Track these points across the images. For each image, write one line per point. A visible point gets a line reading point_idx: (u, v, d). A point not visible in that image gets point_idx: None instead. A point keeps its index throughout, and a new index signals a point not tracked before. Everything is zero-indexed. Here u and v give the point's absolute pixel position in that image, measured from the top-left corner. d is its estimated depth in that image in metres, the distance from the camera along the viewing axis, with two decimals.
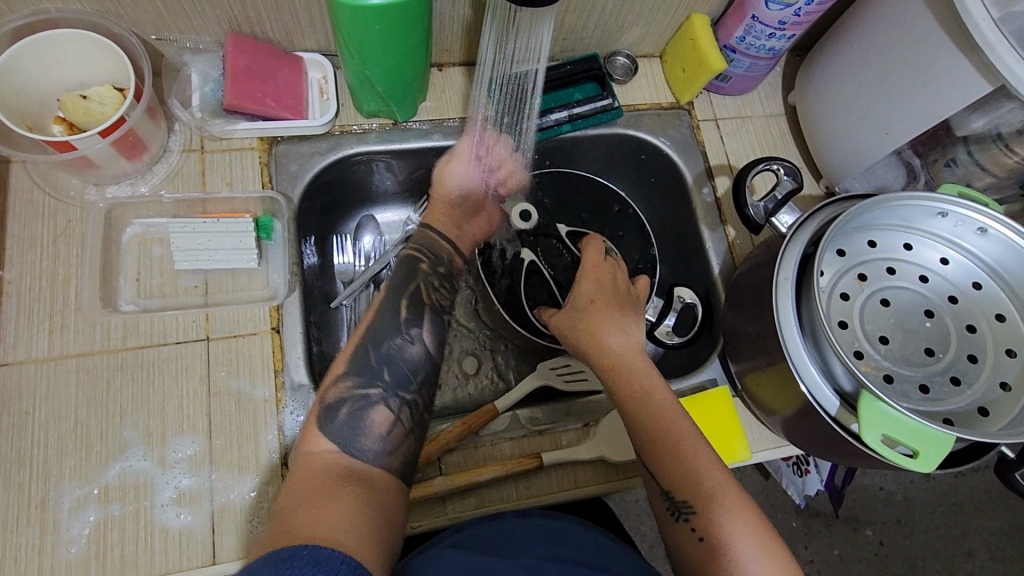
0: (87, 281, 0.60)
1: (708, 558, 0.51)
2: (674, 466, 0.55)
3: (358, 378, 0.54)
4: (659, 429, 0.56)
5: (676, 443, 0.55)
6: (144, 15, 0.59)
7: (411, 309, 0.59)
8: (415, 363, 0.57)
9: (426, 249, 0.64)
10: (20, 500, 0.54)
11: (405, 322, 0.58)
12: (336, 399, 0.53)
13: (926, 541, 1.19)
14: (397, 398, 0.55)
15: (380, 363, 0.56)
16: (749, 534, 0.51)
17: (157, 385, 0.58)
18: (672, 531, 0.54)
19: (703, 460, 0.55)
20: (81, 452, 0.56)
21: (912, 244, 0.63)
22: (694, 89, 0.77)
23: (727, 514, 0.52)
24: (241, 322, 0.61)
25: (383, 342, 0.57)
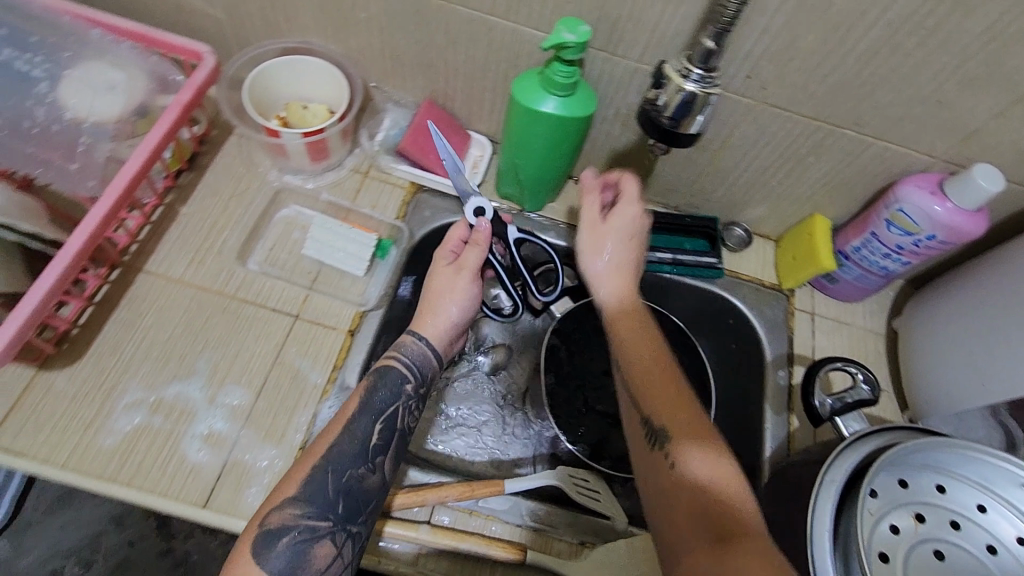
0: (232, 237, 0.72)
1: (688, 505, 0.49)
2: (652, 408, 0.57)
3: (308, 509, 0.54)
4: (637, 349, 0.62)
5: (665, 389, 0.58)
6: (375, 67, 0.76)
7: (381, 437, 0.59)
8: (369, 496, 0.56)
9: (412, 367, 0.63)
10: (97, 380, 0.62)
11: (372, 449, 0.58)
12: (278, 526, 0.53)
13: None
14: (344, 533, 0.55)
15: (334, 497, 0.55)
16: (732, 492, 0.49)
17: (241, 335, 0.67)
18: (669, 491, 0.51)
19: (687, 412, 0.56)
20: (159, 364, 0.64)
21: (986, 508, 0.58)
22: (799, 278, 0.81)
23: (716, 468, 0.51)
24: (329, 314, 0.70)
25: (344, 465, 0.56)
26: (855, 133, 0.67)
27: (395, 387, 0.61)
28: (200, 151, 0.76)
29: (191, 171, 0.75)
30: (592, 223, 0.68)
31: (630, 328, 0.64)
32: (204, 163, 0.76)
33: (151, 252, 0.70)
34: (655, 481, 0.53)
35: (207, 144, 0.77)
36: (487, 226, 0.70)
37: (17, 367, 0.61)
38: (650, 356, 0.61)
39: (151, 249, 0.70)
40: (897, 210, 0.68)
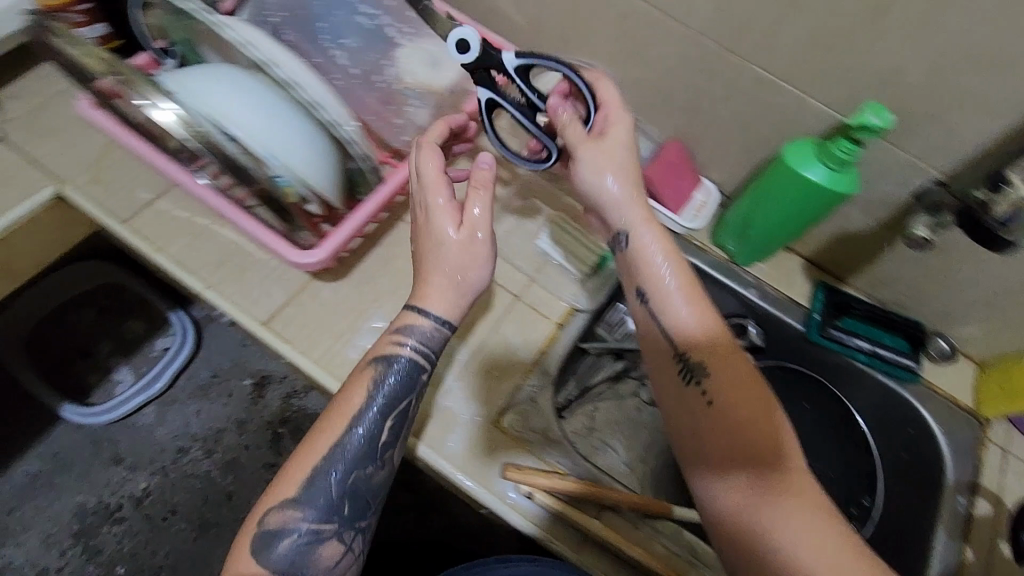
0: None
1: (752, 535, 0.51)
2: (718, 440, 0.54)
3: (309, 512, 0.57)
4: (702, 343, 0.57)
5: (731, 419, 0.54)
6: (640, 97, 0.82)
7: (391, 432, 0.61)
8: (373, 489, 0.60)
9: (416, 338, 0.61)
10: (352, 300, 0.72)
11: (382, 445, 0.60)
12: (277, 527, 0.57)
13: None
14: (350, 529, 0.59)
15: (337, 498, 0.58)
16: (807, 522, 0.49)
17: (470, 299, 0.74)
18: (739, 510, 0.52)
19: (764, 429, 0.53)
20: (402, 301, 0.73)
21: None
22: (1003, 410, 0.77)
23: (786, 504, 0.50)
24: (545, 304, 0.76)
25: (354, 463, 0.59)
26: None
27: (394, 377, 0.61)
28: None
29: None
30: (560, 124, 0.61)
31: (695, 330, 0.57)
32: None
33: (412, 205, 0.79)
34: (717, 514, 0.53)
35: None
36: (490, 165, 0.59)
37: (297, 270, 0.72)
38: (724, 377, 0.55)
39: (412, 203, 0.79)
40: None
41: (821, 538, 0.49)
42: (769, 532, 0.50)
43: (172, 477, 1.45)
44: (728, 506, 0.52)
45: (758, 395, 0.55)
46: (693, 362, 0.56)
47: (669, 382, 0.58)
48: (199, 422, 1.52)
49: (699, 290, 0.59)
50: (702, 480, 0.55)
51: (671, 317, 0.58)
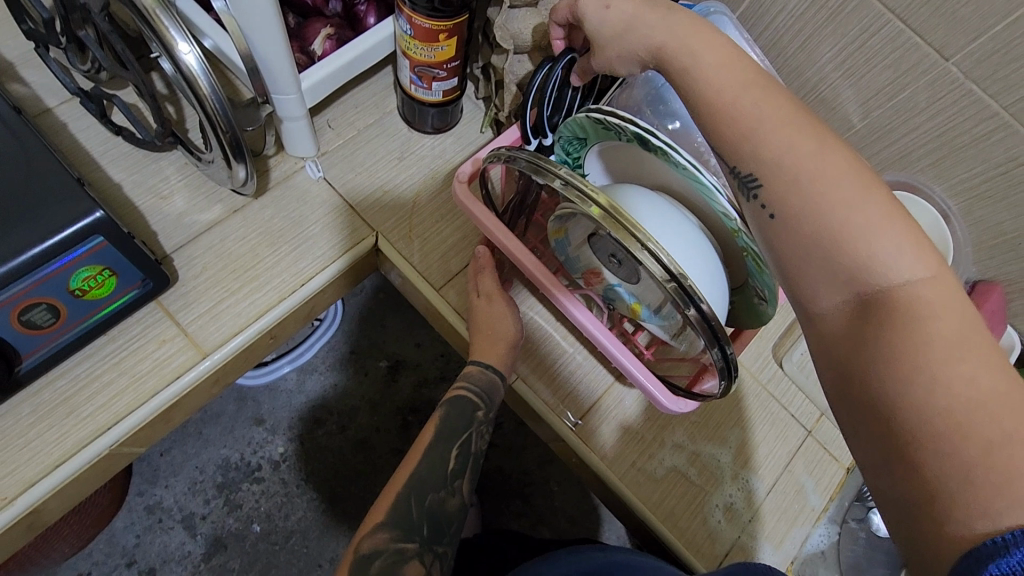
0: (772, 326, 0.76)
1: (936, 473, 0.31)
2: (827, 270, 0.39)
3: (394, 533, 0.55)
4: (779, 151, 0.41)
5: (826, 228, 0.39)
6: (975, 233, 0.74)
7: (461, 457, 0.61)
8: (448, 515, 0.59)
9: (482, 394, 0.63)
10: (653, 412, 0.69)
11: (452, 473, 0.60)
12: (369, 552, 0.54)
13: None
14: (432, 551, 0.57)
15: (418, 519, 0.57)
16: (975, 377, 0.33)
17: (764, 428, 0.71)
18: (908, 432, 0.33)
19: (943, 344, 0.34)
20: (702, 422, 0.70)
21: None
22: None
23: (903, 338, 0.35)
24: (836, 443, 0.72)
25: (427, 491, 0.58)
26: None
27: (481, 385, 0.63)
28: None
29: None
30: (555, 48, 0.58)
31: (830, 188, 0.39)
32: None
33: None
34: (829, 331, 0.39)
35: None
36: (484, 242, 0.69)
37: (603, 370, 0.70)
38: (822, 197, 0.39)
39: None
40: None
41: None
42: (879, 376, 0.35)
43: (307, 446, 1.20)
44: (860, 382, 0.36)
45: (946, 286, 0.37)
46: (746, 174, 0.43)
47: (817, 276, 0.39)
48: (334, 395, 1.23)
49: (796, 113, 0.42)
50: (845, 399, 0.37)
51: (756, 178, 0.42)
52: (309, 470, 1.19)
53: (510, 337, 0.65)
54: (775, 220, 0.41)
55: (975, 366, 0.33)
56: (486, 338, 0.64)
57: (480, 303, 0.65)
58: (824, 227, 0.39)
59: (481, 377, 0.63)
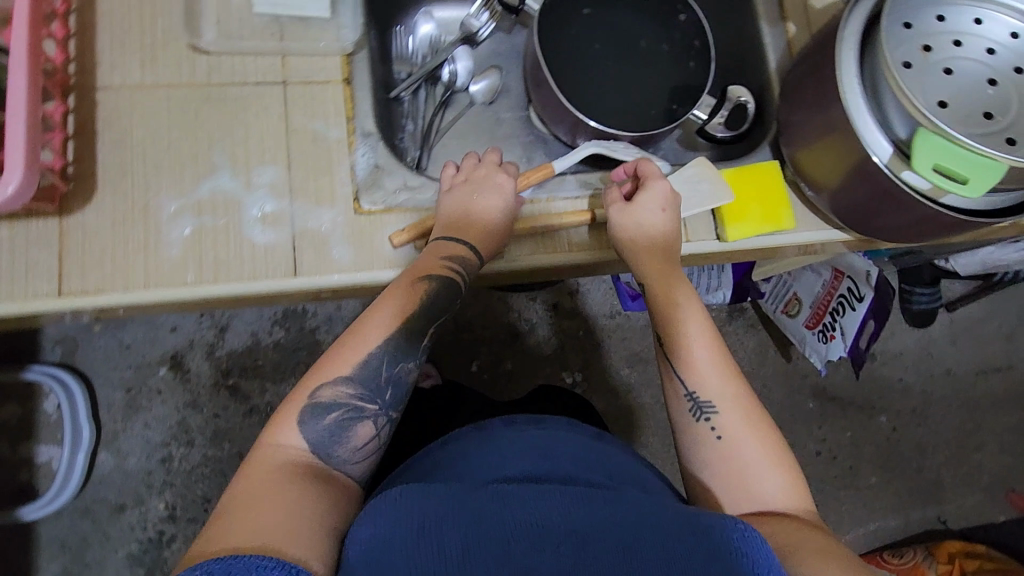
0: (173, 17, 0.63)
1: (737, 481, 0.56)
2: (737, 492, 0.56)
3: (360, 390, 0.55)
4: (703, 339, 0.61)
5: (739, 454, 0.57)
6: None
7: (431, 341, 0.60)
8: (409, 391, 0.59)
9: (465, 283, 0.62)
10: (125, 205, 0.59)
11: (425, 348, 0.59)
12: (329, 400, 0.54)
13: (937, 427, 1.45)
14: (385, 417, 0.57)
15: (386, 383, 0.56)
16: (803, 539, 0.50)
17: (241, 119, 0.62)
18: (711, 467, 0.57)
19: (764, 439, 0.58)
20: (176, 167, 0.60)
21: (981, 21, 0.63)
22: None
23: (781, 527, 0.52)
24: (316, 69, 0.65)
25: (398, 360, 0.57)
26: None
27: (450, 296, 0.60)
28: None
29: None
30: None
31: (703, 354, 0.60)
32: None
33: (95, 66, 0.61)
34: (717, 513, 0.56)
35: None
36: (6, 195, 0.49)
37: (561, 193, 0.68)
38: (757, 449, 0.57)
39: (92, 64, 0.61)
40: None
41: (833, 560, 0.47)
42: (782, 535, 0.50)
43: (179, 478, 1.13)
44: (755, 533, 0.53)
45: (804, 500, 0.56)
46: (703, 400, 0.59)
47: (727, 487, 0.56)
48: (158, 430, 1.14)
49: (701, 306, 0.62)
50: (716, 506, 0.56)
51: (711, 407, 0.58)
52: (201, 491, 1.13)
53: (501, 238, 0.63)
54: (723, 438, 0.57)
55: (781, 471, 0.57)
56: (475, 231, 0.61)
57: (477, 231, 0.61)
58: (693, 380, 0.60)
59: (473, 265, 0.61)
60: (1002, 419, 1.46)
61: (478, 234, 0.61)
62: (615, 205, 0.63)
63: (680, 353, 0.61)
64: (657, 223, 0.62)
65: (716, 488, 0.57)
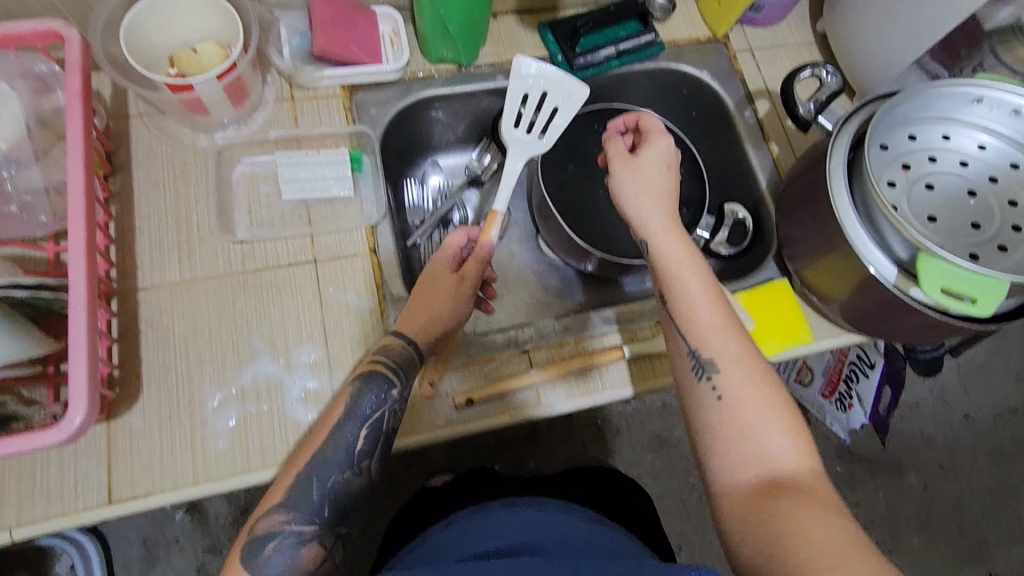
0: (209, 212, 0.67)
1: (723, 411, 0.49)
2: (735, 455, 0.47)
3: (294, 514, 0.53)
4: (699, 290, 0.53)
5: (735, 404, 0.49)
6: None
7: (369, 441, 0.57)
8: (351, 498, 0.56)
9: (400, 373, 0.59)
10: (171, 401, 0.60)
11: (360, 453, 0.56)
12: (264, 532, 0.53)
13: (967, 480, 1.43)
14: (327, 534, 0.55)
15: (321, 500, 0.54)
16: (814, 520, 0.42)
17: (276, 301, 0.65)
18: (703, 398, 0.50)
19: (760, 381, 0.50)
20: (218, 358, 0.62)
21: (950, 135, 0.69)
22: (729, 20, 0.83)
23: (788, 505, 0.43)
24: (343, 244, 0.68)
25: (328, 471, 0.55)
26: None
27: (380, 393, 0.58)
28: (112, 149, 0.67)
29: (116, 173, 0.66)
30: None
31: (699, 298, 0.53)
32: (126, 159, 0.67)
33: (135, 269, 0.64)
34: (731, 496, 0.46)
35: (113, 139, 0.68)
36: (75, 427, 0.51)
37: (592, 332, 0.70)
38: (737, 346, 0.51)
39: (133, 266, 0.64)
40: None
41: (857, 550, 0.39)
42: (789, 524, 0.42)
43: None
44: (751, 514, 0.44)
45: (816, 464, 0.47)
46: (704, 357, 0.51)
47: (729, 457, 0.47)
48: None
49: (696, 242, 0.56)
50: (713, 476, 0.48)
51: (713, 365, 0.50)
52: None
53: (444, 327, 0.62)
54: (721, 398, 0.49)
55: (793, 432, 0.48)
56: (424, 299, 0.62)
57: (428, 287, 0.62)
58: (676, 262, 0.54)
59: (404, 357, 0.59)
60: None
61: (435, 298, 0.62)
62: (618, 155, 0.60)
63: (670, 278, 0.54)
64: (650, 167, 0.58)
65: (714, 444, 0.49)
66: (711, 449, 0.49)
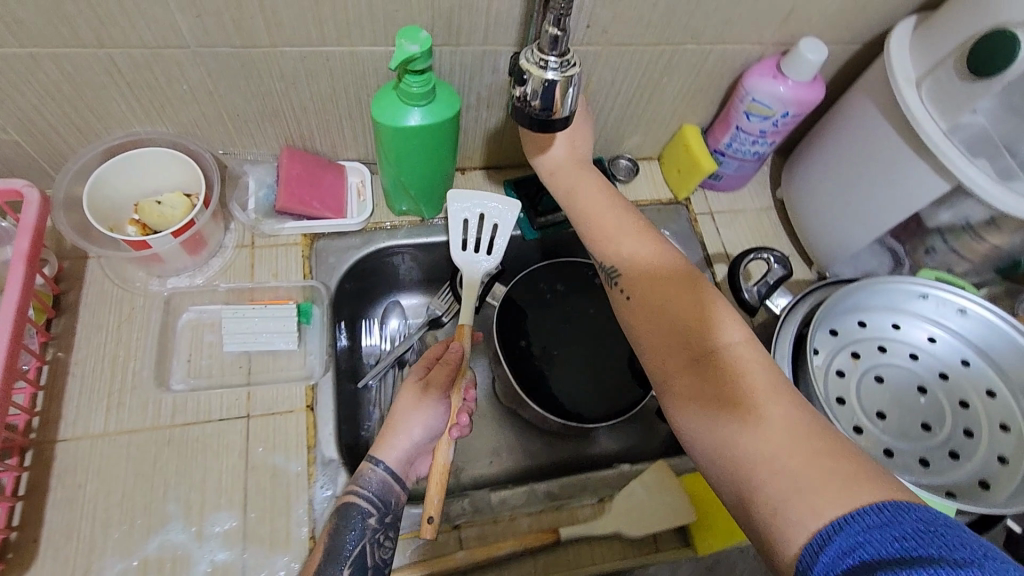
0: (149, 359, 0.66)
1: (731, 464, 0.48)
2: (715, 419, 0.50)
3: None
4: (654, 269, 0.60)
5: (674, 322, 0.56)
6: (217, 135, 0.69)
7: (358, 565, 0.55)
8: None
9: (376, 498, 0.58)
10: (67, 571, 0.56)
11: (364, 565, 0.56)
12: None
13: None
14: None
15: None
16: (785, 445, 0.46)
17: (199, 460, 0.62)
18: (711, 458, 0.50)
19: (714, 301, 0.56)
20: (126, 522, 0.59)
21: (900, 324, 0.69)
22: (689, 186, 0.86)
23: (756, 415, 0.48)
24: (280, 399, 0.66)
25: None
26: (694, 45, 0.70)
27: (359, 520, 0.57)
28: (62, 290, 0.68)
29: (62, 315, 0.67)
30: None
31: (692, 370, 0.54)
32: (74, 301, 0.68)
33: (59, 418, 0.62)
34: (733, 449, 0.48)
35: (66, 280, 0.68)
36: None
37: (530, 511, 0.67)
38: (664, 264, 0.60)
39: (57, 415, 0.62)
40: (751, 100, 0.73)
41: (804, 436, 0.47)
42: (780, 508, 0.44)
43: None
44: (735, 461, 0.48)
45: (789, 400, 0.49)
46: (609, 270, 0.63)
47: (704, 409, 0.51)
48: None
49: (657, 234, 0.64)
50: (720, 429, 0.49)
51: (705, 346, 0.54)
52: None
53: (416, 436, 0.61)
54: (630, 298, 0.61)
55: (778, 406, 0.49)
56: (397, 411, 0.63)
57: (404, 401, 0.63)
58: (636, 295, 0.60)
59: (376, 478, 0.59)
60: None
61: (409, 406, 0.63)
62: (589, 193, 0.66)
63: (632, 275, 0.61)
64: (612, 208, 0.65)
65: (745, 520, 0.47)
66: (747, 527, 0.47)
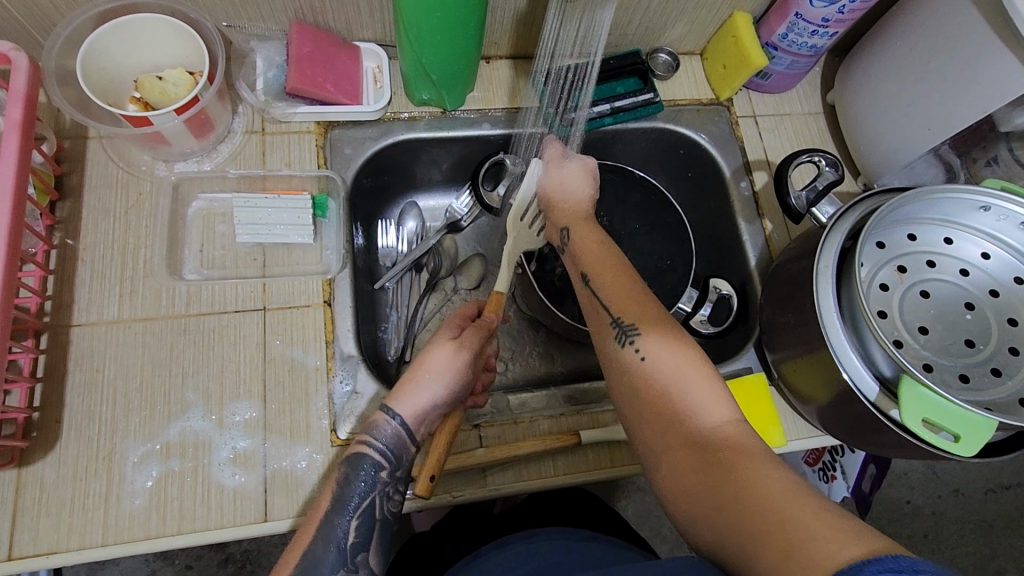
0: (159, 247, 0.63)
1: (688, 449, 0.48)
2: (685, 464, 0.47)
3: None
4: (609, 275, 0.58)
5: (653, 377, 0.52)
6: (219, 2, 0.62)
7: (360, 532, 0.49)
8: None
9: (389, 453, 0.51)
10: (91, 450, 0.57)
11: (353, 546, 0.48)
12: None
13: (953, 556, 1.27)
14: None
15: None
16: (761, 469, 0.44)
17: (217, 350, 0.61)
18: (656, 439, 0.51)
19: (673, 343, 0.53)
20: (146, 408, 0.58)
21: (953, 239, 0.64)
22: (733, 85, 0.79)
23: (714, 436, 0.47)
24: (296, 293, 0.64)
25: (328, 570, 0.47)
26: None
27: (369, 476, 0.50)
28: (63, 172, 0.64)
29: (66, 198, 0.63)
30: None
31: (655, 334, 0.53)
32: (77, 184, 0.64)
33: (71, 303, 0.60)
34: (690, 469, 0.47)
35: (67, 161, 0.64)
36: None
37: (554, 411, 0.66)
38: (619, 285, 0.57)
39: (69, 300, 0.60)
40: None
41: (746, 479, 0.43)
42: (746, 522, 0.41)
43: None
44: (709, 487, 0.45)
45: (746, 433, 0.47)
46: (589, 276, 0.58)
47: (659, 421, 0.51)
48: None
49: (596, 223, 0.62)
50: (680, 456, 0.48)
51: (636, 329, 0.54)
52: None
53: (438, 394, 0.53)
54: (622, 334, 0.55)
55: (727, 402, 0.50)
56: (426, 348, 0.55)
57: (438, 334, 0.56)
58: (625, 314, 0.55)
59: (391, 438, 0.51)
60: (1017, 542, 1.29)
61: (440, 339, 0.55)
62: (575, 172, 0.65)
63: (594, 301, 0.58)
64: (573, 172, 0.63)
65: (706, 503, 0.45)
66: (699, 511, 0.45)
